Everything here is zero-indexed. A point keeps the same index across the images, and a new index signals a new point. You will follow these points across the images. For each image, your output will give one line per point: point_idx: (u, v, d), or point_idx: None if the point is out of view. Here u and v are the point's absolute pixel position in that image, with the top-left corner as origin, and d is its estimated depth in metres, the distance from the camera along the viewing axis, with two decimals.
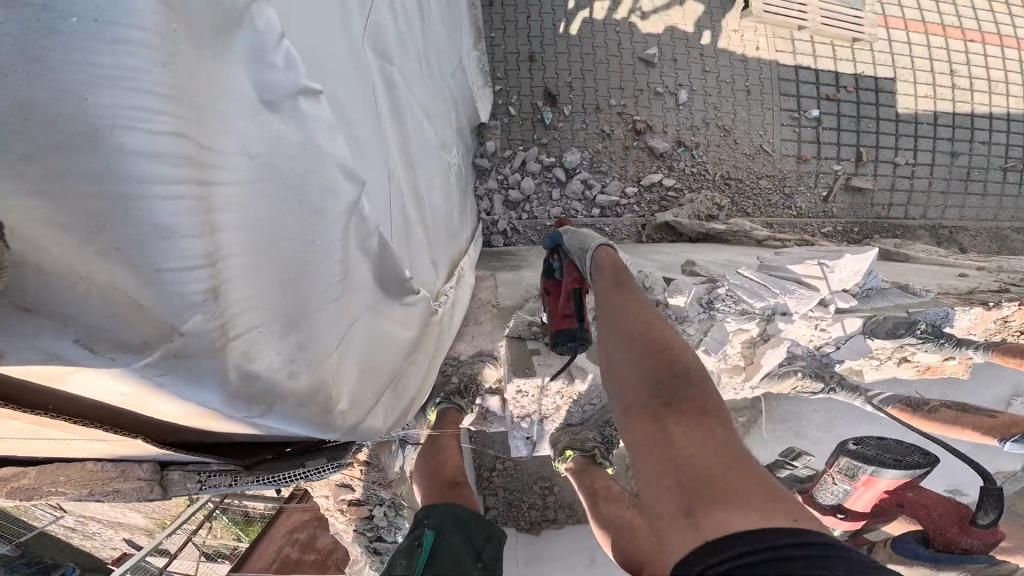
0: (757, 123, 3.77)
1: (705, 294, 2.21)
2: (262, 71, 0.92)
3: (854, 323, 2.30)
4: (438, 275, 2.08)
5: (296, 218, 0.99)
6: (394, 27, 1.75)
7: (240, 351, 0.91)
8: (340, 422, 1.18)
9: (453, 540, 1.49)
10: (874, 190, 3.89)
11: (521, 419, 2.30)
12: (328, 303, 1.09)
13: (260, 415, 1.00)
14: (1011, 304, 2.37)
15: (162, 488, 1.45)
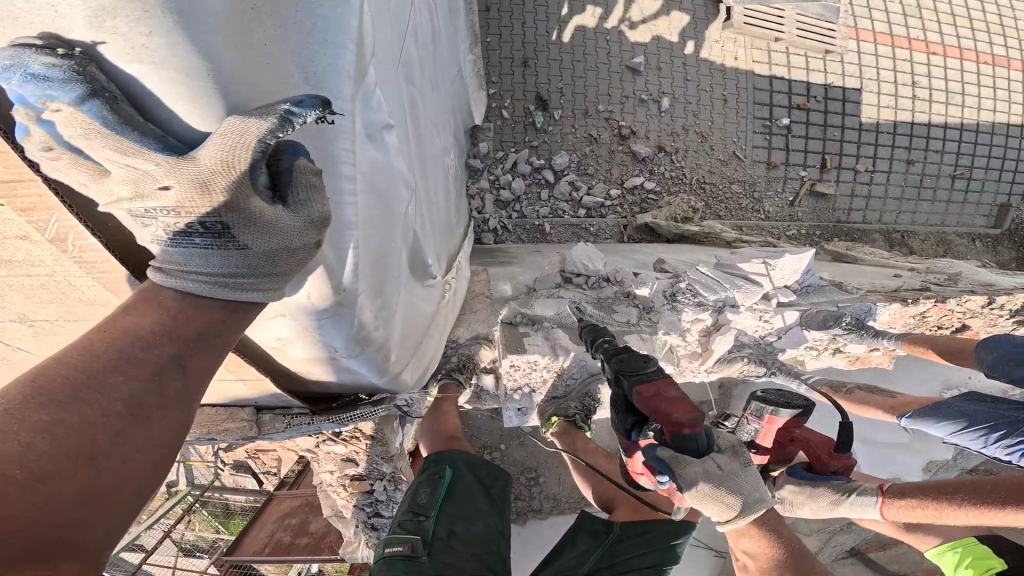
0: (732, 130, 4.20)
1: (668, 288, 2.67)
2: (370, 114, 1.26)
3: (792, 316, 2.73)
4: (440, 266, 2.42)
5: (385, 217, 1.37)
6: (416, 51, 2.08)
7: (359, 308, 1.29)
8: (392, 370, 1.54)
9: (466, 480, 1.81)
10: (836, 196, 4.37)
11: (514, 391, 2.63)
12: (395, 279, 1.47)
13: (354, 356, 1.38)
14: (926, 300, 2.80)
15: (257, 429, 1.76)
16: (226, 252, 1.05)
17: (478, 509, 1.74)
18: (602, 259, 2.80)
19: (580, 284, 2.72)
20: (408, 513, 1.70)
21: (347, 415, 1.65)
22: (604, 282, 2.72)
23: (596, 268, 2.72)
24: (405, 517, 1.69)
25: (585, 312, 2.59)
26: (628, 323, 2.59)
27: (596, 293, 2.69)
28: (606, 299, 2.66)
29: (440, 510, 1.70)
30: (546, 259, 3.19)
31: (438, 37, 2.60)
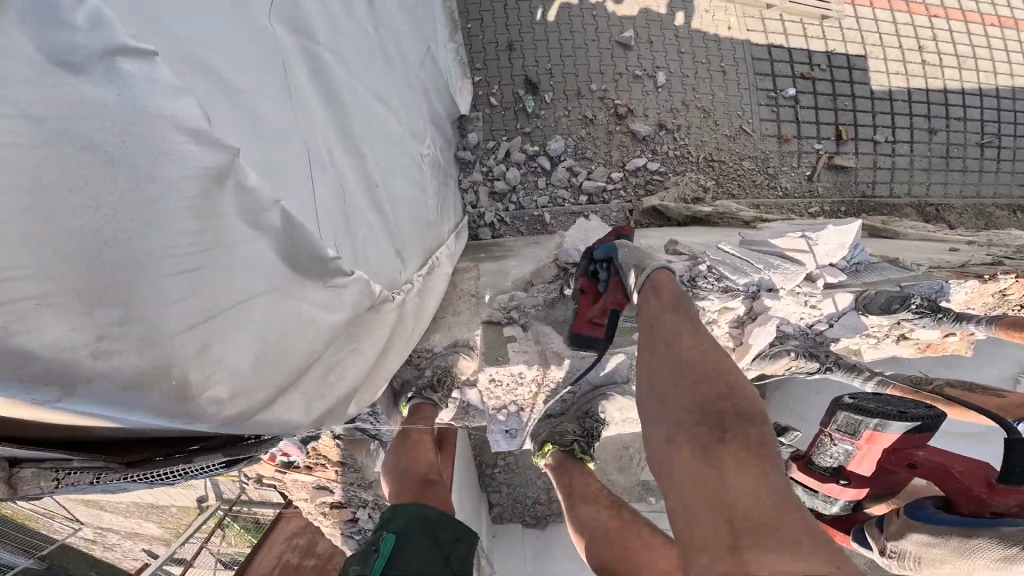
0: (735, 104, 3.61)
1: (686, 273, 2.08)
2: (56, 35, 0.80)
3: (845, 299, 2.17)
4: (405, 266, 1.93)
5: (114, 183, 0.82)
6: (319, 11, 1.58)
7: (6, 321, 0.74)
8: (218, 416, 1.00)
9: (420, 543, 1.36)
10: (858, 168, 3.69)
11: (499, 411, 2.16)
12: (177, 277, 0.90)
13: (69, 401, 0.84)
14: (1008, 275, 2.23)
15: (12, 487, 1.24)
16: None
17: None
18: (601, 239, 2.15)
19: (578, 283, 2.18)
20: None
21: (165, 469, 1.20)
22: None
23: None
24: None
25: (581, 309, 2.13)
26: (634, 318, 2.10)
27: None
28: None
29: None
30: (544, 249, 2.69)
31: (385, 15, 2.14)
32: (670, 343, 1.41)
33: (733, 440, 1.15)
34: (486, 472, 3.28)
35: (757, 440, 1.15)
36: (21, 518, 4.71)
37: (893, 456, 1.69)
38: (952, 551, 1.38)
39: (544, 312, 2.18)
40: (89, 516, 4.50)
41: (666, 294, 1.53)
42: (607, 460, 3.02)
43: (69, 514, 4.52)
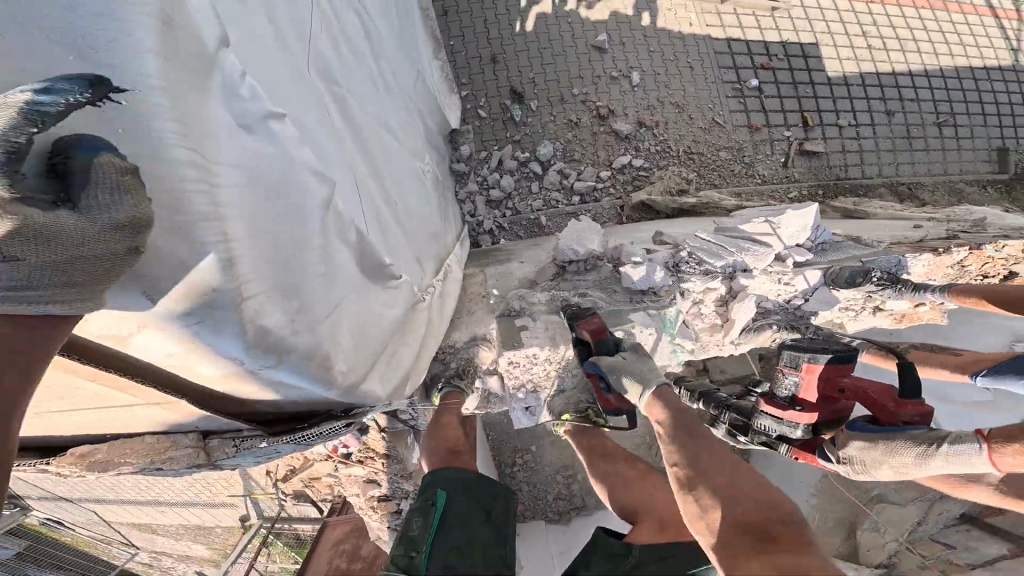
0: (705, 97, 3.93)
1: (669, 260, 2.38)
2: (238, 106, 1.18)
3: (815, 275, 2.38)
4: (424, 271, 2.24)
5: (284, 212, 1.24)
6: (336, 60, 1.89)
7: (254, 306, 1.17)
8: (340, 382, 1.40)
9: (462, 504, 1.64)
10: (828, 153, 3.97)
11: (517, 390, 2.43)
12: (317, 279, 1.32)
13: (274, 366, 1.26)
14: (960, 248, 2.41)
15: (208, 454, 1.57)
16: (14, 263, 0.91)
17: (477, 534, 1.57)
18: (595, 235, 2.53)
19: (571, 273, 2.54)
20: (401, 551, 1.49)
21: (304, 432, 1.46)
22: (600, 262, 2.52)
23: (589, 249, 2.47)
24: (397, 552, 1.49)
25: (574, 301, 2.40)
26: (630, 301, 2.38)
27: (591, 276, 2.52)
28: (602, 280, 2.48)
29: (437, 542, 1.51)
30: (541, 250, 3.01)
31: (386, 54, 2.48)
32: (702, 462, 1.81)
33: (776, 536, 1.52)
34: (511, 468, 3.49)
35: (792, 528, 1.54)
36: (83, 544, 4.98)
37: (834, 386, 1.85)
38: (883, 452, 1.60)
39: (550, 304, 2.41)
40: (145, 540, 4.76)
41: (676, 415, 1.95)
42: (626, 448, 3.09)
43: (124, 538, 4.78)
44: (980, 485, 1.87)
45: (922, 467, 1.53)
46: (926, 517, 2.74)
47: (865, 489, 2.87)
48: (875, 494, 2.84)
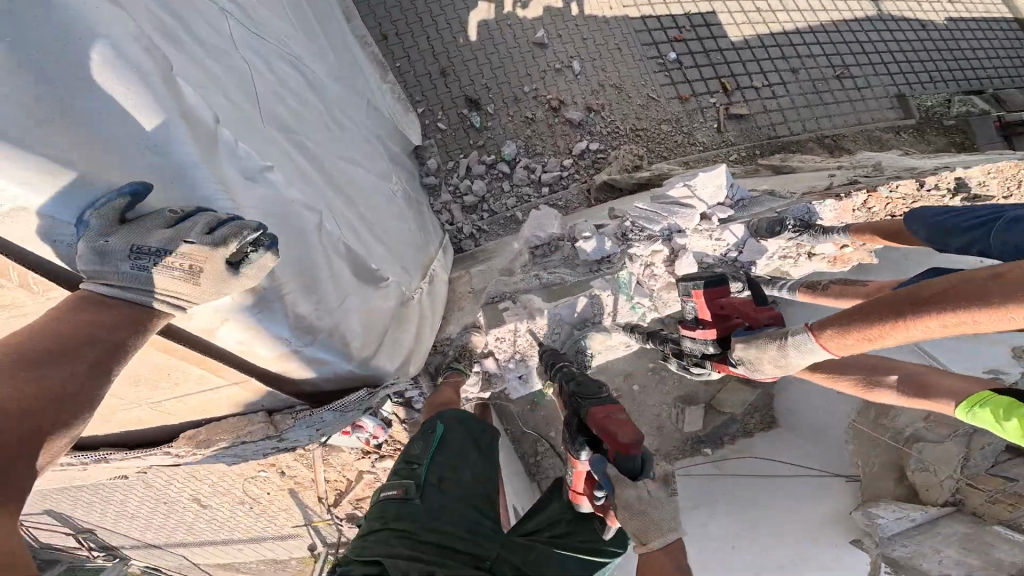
0: (637, 76, 4.12)
1: (618, 231, 2.78)
2: (242, 162, 1.49)
3: (739, 228, 2.77)
4: (411, 277, 2.55)
5: (293, 233, 1.57)
6: (284, 108, 1.98)
7: (290, 301, 1.52)
8: (357, 352, 1.74)
9: (457, 431, 1.92)
10: (753, 115, 4.20)
11: (509, 362, 2.78)
12: (327, 281, 1.67)
13: (310, 342, 1.59)
14: (859, 192, 2.75)
15: (277, 426, 1.78)
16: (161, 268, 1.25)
17: (469, 458, 1.85)
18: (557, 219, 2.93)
19: (541, 258, 2.91)
20: (404, 463, 1.82)
21: (345, 402, 1.74)
22: (562, 242, 2.88)
23: (550, 233, 2.87)
24: (399, 466, 1.82)
25: (540, 279, 2.75)
26: (593, 270, 2.74)
27: (554, 255, 2.89)
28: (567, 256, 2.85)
29: (433, 461, 1.80)
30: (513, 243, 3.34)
31: (336, 91, 2.54)
32: None
33: None
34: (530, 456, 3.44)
35: None
36: None
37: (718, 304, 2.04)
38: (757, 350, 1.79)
39: (524, 285, 2.73)
40: None
41: None
42: (645, 420, 3.22)
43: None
44: (890, 389, 2.12)
45: (785, 358, 1.70)
46: (972, 452, 2.36)
47: (901, 431, 2.63)
48: (910, 433, 2.59)
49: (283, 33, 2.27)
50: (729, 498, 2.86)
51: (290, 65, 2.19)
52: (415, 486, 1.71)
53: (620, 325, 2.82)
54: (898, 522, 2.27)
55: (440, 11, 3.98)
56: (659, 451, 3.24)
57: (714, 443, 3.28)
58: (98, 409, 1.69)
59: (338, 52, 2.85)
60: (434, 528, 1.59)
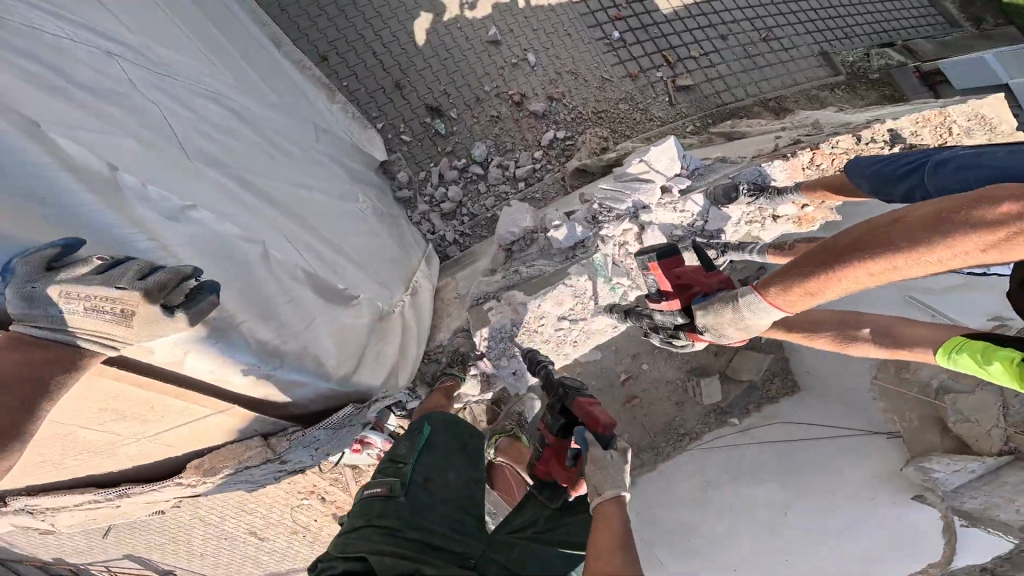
0: (590, 59, 4.12)
1: (587, 215, 2.80)
2: (158, 205, 1.44)
3: (699, 199, 2.79)
4: (392, 291, 2.52)
5: (234, 267, 1.56)
6: (211, 132, 1.81)
7: (248, 329, 1.51)
8: (334, 371, 1.78)
9: (443, 435, 1.86)
10: (697, 84, 4.23)
11: (502, 359, 2.63)
12: (286, 305, 1.67)
13: (279, 367, 1.60)
14: (804, 151, 2.89)
15: (275, 450, 1.68)
16: (98, 316, 1.17)
17: (454, 463, 1.81)
18: (528, 213, 2.94)
19: (518, 252, 2.92)
20: (387, 462, 1.78)
21: (334, 418, 1.74)
22: (535, 235, 2.90)
23: (523, 228, 2.89)
24: (385, 465, 1.78)
25: (519, 273, 2.73)
26: (569, 256, 2.74)
27: (528, 250, 2.89)
28: (542, 248, 2.85)
29: (419, 461, 1.78)
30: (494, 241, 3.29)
31: (283, 118, 2.36)
32: None
33: None
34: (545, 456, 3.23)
35: None
36: None
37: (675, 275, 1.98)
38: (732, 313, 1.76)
39: (504, 283, 2.73)
40: None
41: None
42: (663, 397, 3.23)
43: None
44: (869, 341, 2.02)
45: (741, 319, 1.74)
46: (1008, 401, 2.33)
47: (927, 383, 2.58)
48: (938, 385, 2.56)
49: (188, 53, 1.96)
50: (767, 463, 2.85)
51: (208, 95, 1.93)
52: (399, 484, 1.70)
53: (603, 309, 2.71)
54: (957, 475, 2.26)
55: (381, 21, 3.79)
56: (687, 424, 3.21)
57: (739, 412, 3.22)
58: (97, 447, 1.54)
59: (266, 77, 2.66)
60: (418, 525, 1.60)
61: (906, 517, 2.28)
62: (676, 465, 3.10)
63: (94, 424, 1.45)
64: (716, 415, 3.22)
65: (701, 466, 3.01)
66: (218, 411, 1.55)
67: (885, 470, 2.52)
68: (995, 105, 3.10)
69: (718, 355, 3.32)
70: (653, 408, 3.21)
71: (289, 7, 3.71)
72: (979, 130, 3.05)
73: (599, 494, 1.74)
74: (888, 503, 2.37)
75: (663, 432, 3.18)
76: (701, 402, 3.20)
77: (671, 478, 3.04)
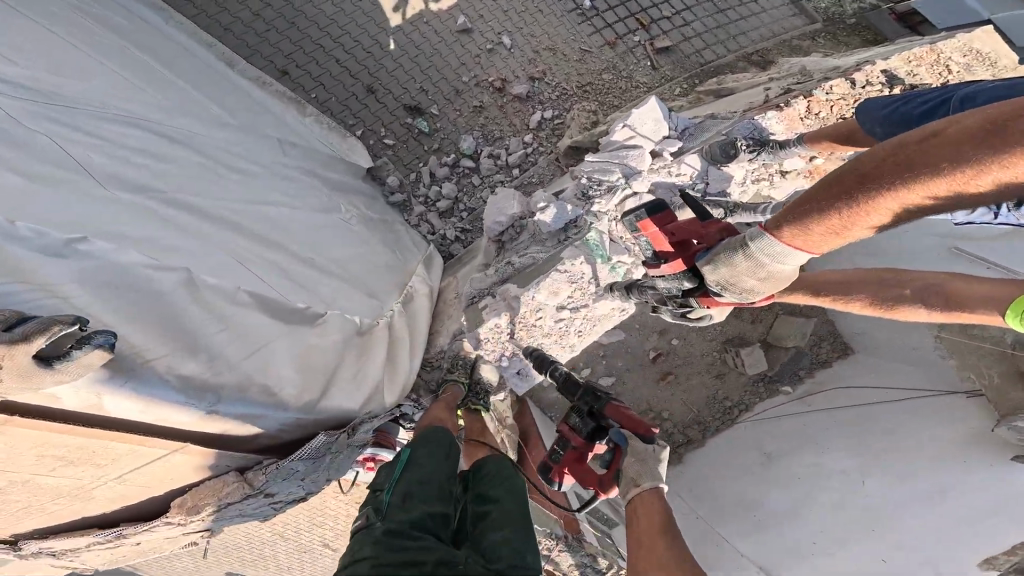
0: (565, 32, 3.87)
1: (578, 191, 2.60)
2: (34, 241, 1.18)
3: (695, 160, 2.57)
4: (382, 301, 2.23)
5: (146, 298, 1.33)
6: (138, 150, 1.64)
7: (164, 365, 1.32)
8: (293, 402, 1.60)
9: (421, 449, 1.65)
10: (677, 45, 3.95)
11: (501, 359, 2.44)
12: (219, 333, 1.46)
13: (217, 403, 1.42)
14: (797, 99, 2.65)
15: (252, 485, 1.56)
16: None
17: (437, 476, 1.61)
18: (512, 198, 2.73)
19: (508, 243, 2.72)
20: (369, 492, 1.63)
21: (310, 448, 1.63)
22: (523, 222, 2.69)
23: (509, 215, 2.68)
24: (367, 500, 1.61)
25: (510, 264, 2.52)
26: (562, 240, 2.54)
27: (518, 240, 2.69)
28: (533, 236, 2.63)
29: (398, 480, 1.59)
30: None
31: (240, 136, 2.22)
32: None
33: None
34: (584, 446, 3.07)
35: None
36: None
37: (668, 233, 1.77)
38: (749, 268, 1.56)
39: (500, 277, 2.52)
40: None
41: None
42: (700, 370, 3.07)
43: None
44: (918, 305, 1.74)
45: (756, 267, 1.55)
46: None
47: (1002, 338, 2.30)
48: (1014, 339, 2.28)
49: (109, 78, 1.78)
50: (830, 431, 2.61)
51: (128, 119, 1.71)
52: (377, 510, 1.53)
53: (603, 290, 2.50)
54: None
55: (340, 25, 3.64)
56: (730, 398, 3.08)
57: (790, 379, 3.06)
58: (68, 492, 1.46)
59: (216, 98, 2.49)
60: (394, 548, 1.39)
61: (1000, 478, 1.89)
62: (727, 437, 2.98)
63: (46, 472, 1.35)
64: (766, 383, 3.08)
65: (760, 438, 2.84)
66: (167, 449, 1.41)
67: (973, 432, 2.18)
68: (985, 38, 2.90)
69: (756, 322, 3.11)
70: (691, 383, 3.07)
71: (235, 25, 3.52)
72: (978, 65, 2.84)
73: (641, 485, 1.83)
74: (982, 462, 2.00)
75: (707, 406, 3.06)
76: (744, 372, 3.02)
77: (726, 454, 2.88)
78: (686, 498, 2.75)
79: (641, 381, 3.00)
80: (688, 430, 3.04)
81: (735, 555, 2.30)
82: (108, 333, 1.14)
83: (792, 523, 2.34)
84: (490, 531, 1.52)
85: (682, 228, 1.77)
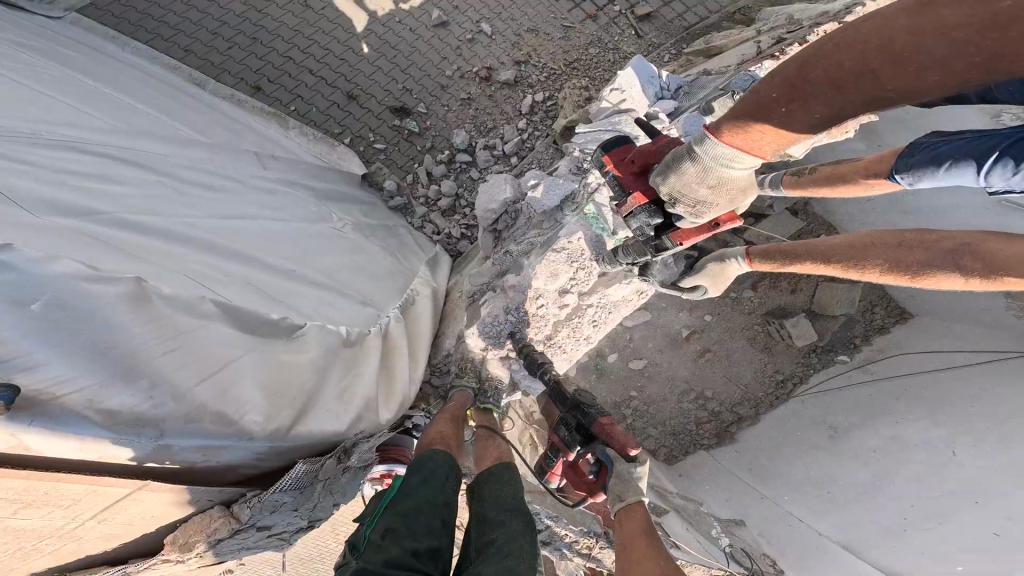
0: (543, 10, 3.65)
1: (571, 166, 2.46)
2: None
3: (694, 118, 2.36)
4: (378, 309, 2.08)
5: (68, 321, 1.19)
6: (74, 175, 1.56)
7: (83, 399, 1.20)
8: (258, 429, 1.47)
9: (411, 482, 1.56)
10: (659, 9, 3.70)
11: (510, 359, 2.28)
12: (165, 356, 1.32)
13: (160, 435, 1.32)
14: (793, 46, 2.41)
15: (239, 519, 1.49)
16: None
17: (422, 514, 1.49)
18: (506, 180, 2.55)
19: (505, 231, 2.54)
20: (356, 529, 1.54)
21: (293, 478, 1.54)
22: (516, 210, 2.52)
23: (502, 200, 2.51)
24: (353, 536, 1.51)
25: (508, 253, 2.34)
26: (562, 220, 2.34)
27: (512, 230, 2.51)
28: (528, 225, 2.44)
29: (381, 512, 1.50)
30: None
31: (203, 152, 2.14)
32: None
33: None
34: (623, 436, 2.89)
35: None
36: None
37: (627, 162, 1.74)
38: (699, 173, 1.56)
39: (497, 269, 2.34)
40: None
41: None
42: (741, 346, 2.88)
43: None
44: (950, 270, 1.46)
45: (703, 166, 1.53)
46: None
47: None
48: None
49: (45, 111, 1.73)
50: (906, 402, 2.35)
51: (65, 145, 1.65)
52: (354, 548, 1.44)
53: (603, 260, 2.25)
54: None
55: (308, 34, 3.52)
56: (781, 372, 2.87)
57: (845, 348, 2.83)
58: (48, 536, 1.38)
59: (179, 118, 2.41)
60: None
61: None
62: (783, 415, 2.76)
63: (15, 516, 1.27)
64: (818, 354, 2.85)
65: (822, 412, 2.61)
66: (122, 487, 1.31)
67: None
68: None
69: (796, 292, 2.88)
70: (732, 360, 2.88)
71: (193, 45, 3.45)
72: None
73: (624, 499, 1.76)
74: None
75: (754, 382, 2.86)
76: (793, 344, 2.83)
77: (787, 432, 2.66)
78: (745, 481, 2.54)
79: (678, 361, 2.86)
80: (737, 408, 2.83)
81: (813, 535, 2.16)
82: (7, 389, 1.07)
83: (874, 502, 2.10)
84: (484, 566, 1.37)
85: (640, 154, 1.74)
